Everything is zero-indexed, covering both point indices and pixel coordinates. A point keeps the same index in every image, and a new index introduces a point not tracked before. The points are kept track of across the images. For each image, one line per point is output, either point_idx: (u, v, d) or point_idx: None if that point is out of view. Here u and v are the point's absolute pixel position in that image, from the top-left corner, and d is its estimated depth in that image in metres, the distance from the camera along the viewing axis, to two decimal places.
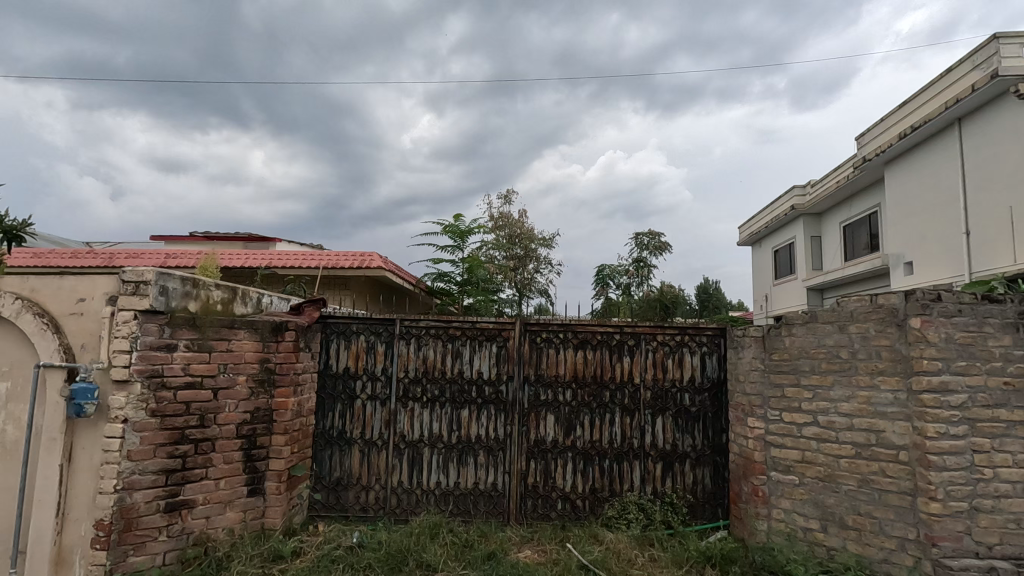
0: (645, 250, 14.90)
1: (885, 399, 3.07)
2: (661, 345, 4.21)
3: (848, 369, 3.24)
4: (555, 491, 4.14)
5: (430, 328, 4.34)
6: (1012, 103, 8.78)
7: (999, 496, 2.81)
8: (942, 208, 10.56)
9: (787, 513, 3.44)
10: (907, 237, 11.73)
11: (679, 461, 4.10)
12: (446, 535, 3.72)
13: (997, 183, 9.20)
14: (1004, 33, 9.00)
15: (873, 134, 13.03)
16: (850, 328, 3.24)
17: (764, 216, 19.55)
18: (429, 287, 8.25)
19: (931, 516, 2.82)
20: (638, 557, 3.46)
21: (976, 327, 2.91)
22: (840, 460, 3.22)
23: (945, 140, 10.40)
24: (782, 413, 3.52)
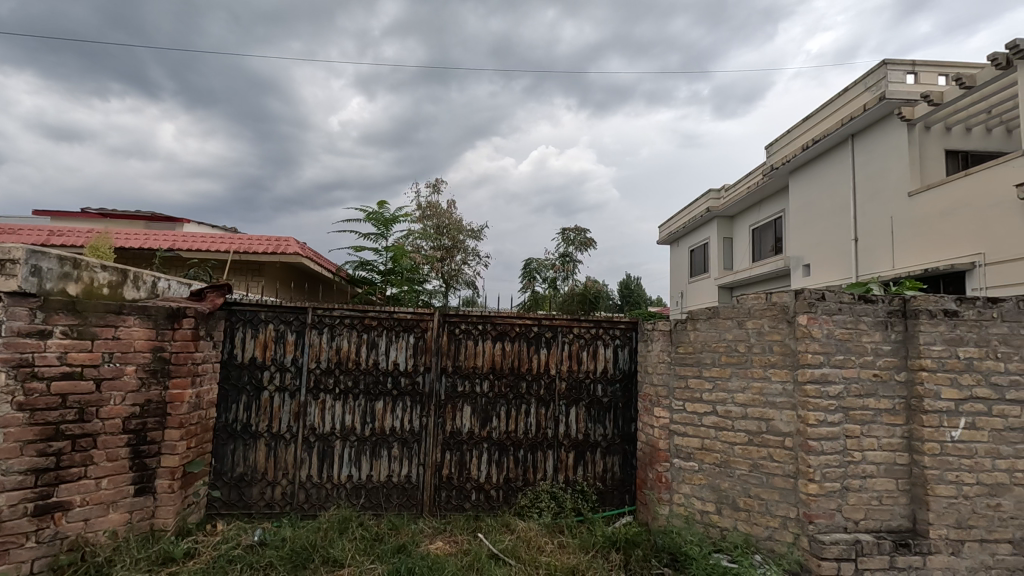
0: (571, 245, 15.21)
1: (775, 390, 3.32)
2: (577, 337, 4.31)
3: (744, 362, 3.46)
4: (469, 482, 4.15)
5: (344, 317, 4.21)
6: (895, 124, 9.78)
7: (867, 476, 3.14)
8: (836, 216, 11.57)
9: (686, 497, 3.64)
10: (806, 241, 12.74)
11: (591, 450, 4.23)
12: (356, 529, 3.64)
13: (881, 196, 10.20)
14: (891, 60, 10.01)
15: (781, 144, 14.02)
16: (747, 324, 3.47)
17: (682, 216, 20.58)
18: (350, 276, 7.98)
19: (809, 496, 3.09)
20: (547, 544, 3.54)
21: (853, 325, 3.21)
22: (734, 447, 3.45)
23: (839, 154, 11.40)
24: (685, 403, 3.71)
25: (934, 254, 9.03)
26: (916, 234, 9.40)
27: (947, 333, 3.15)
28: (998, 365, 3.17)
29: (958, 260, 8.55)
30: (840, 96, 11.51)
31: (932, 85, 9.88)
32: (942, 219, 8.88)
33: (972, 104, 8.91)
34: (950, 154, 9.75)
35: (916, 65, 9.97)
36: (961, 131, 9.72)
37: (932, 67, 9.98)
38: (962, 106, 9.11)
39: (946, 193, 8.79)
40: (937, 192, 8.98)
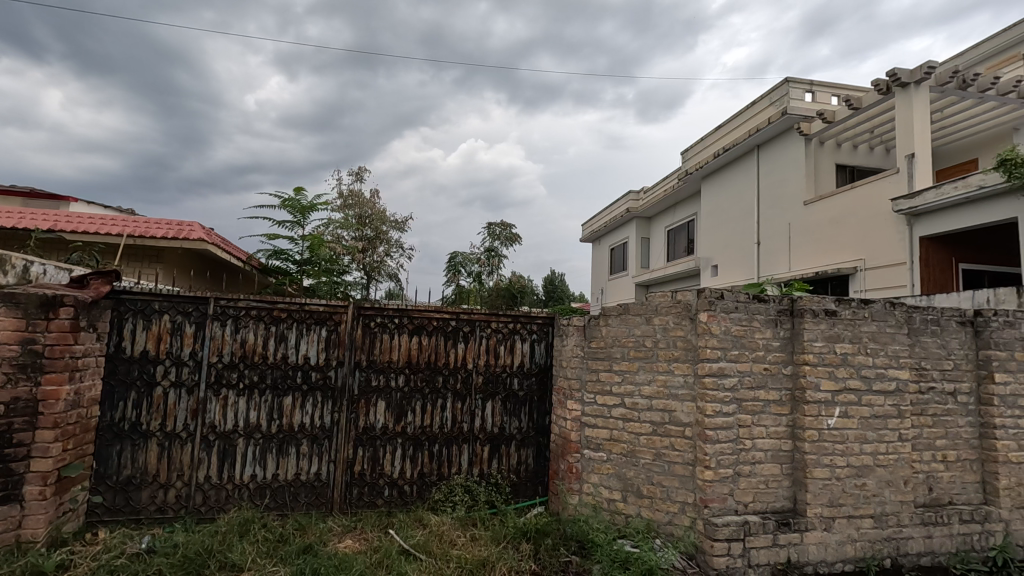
0: (496, 240, 15.27)
1: (677, 382, 3.52)
2: (494, 332, 4.34)
3: (651, 356, 3.64)
4: (382, 477, 4.07)
5: (251, 308, 3.97)
6: (795, 137, 10.62)
7: (756, 462, 3.40)
8: (742, 220, 12.39)
9: (594, 487, 3.77)
10: (715, 243, 13.56)
11: (505, 443, 4.28)
12: (258, 531, 3.46)
13: (781, 204, 11.02)
14: (793, 78, 10.86)
15: (696, 150, 14.81)
16: (654, 320, 3.65)
17: (605, 215, 21.26)
18: (262, 265, 7.56)
19: (705, 481, 3.30)
20: (459, 537, 3.54)
21: (747, 322, 3.46)
22: (640, 437, 3.62)
23: (746, 162, 12.21)
24: (596, 396, 3.84)
25: (825, 258, 9.89)
26: (810, 240, 10.28)
27: (826, 331, 3.49)
28: (867, 359, 3.56)
29: (843, 264, 9.45)
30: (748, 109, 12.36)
31: (826, 104, 10.84)
32: (831, 227, 9.77)
33: (859, 124, 9.86)
34: (840, 168, 10.73)
35: (813, 85, 10.88)
36: (850, 148, 10.73)
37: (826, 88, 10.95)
38: (851, 125, 10.04)
39: (836, 203, 9.68)
40: (828, 202, 9.86)
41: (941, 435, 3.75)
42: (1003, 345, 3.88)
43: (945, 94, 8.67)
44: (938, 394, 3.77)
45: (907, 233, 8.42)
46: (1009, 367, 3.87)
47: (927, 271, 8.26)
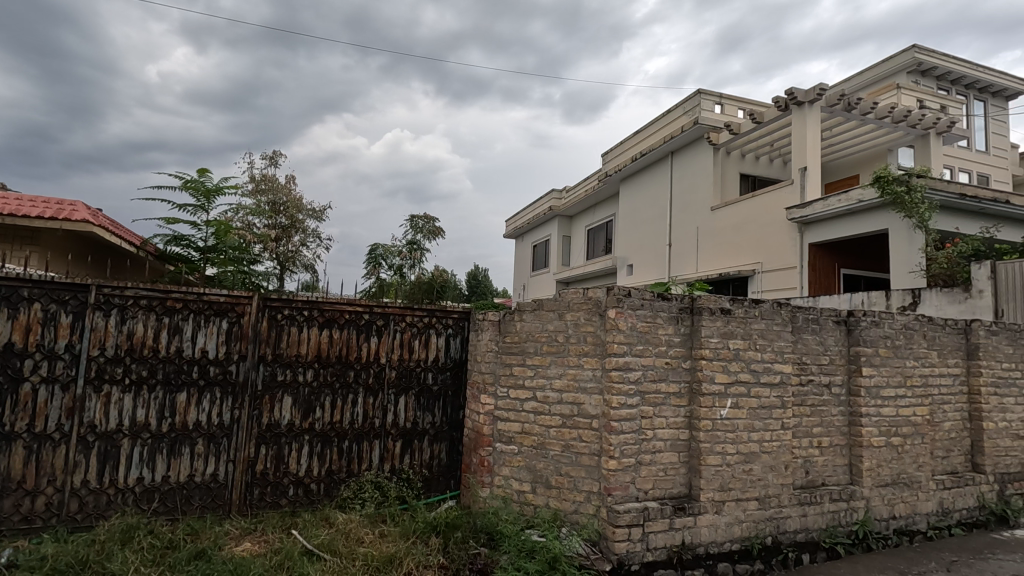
0: (419, 233, 15.03)
1: (586, 376, 3.65)
2: (409, 326, 4.28)
3: (562, 351, 3.74)
4: (287, 476, 3.90)
5: (140, 298, 3.66)
6: (704, 146, 11.29)
7: (656, 451, 3.60)
8: (656, 223, 13.01)
9: (505, 479, 3.84)
10: (631, 243, 14.15)
11: (418, 438, 4.24)
12: (143, 538, 3.21)
13: (691, 208, 11.68)
14: (705, 90, 11.53)
15: (616, 153, 15.34)
16: (566, 316, 3.75)
17: (528, 213, 21.55)
18: (159, 252, 6.98)
19: (609, 471, 3.45)
20: (367, 535, 3.47)
21: (651, 318, 3.64)
22: (550, 429, 3.72)
23: (661, 167, 12.84)
24: (509, 390, 3.90)
25: (728, 261, 10.61)
26: (715, 243, 11.00)
27: (721, 328, 3.77)
28: (757, 354, 3.87)
29: (743, 267, 10.20)
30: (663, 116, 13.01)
31: (733, 116, 11.60)
32: (734, 231, 10.50)
33: (761, 137, 10.66)
34: (743, 177, 11.55)
35: (722, 98, 11.62)
36: (752, 159, 11.56)
37: (733, 101, 11.76)
38: (754, 137, 10.82)
39: (738, 210, 10.41)
40: (732, 208, 10.60)
41: (817, 423, 4.16)
42: (870, 342, 4.36)
43: (833, 115, 9.59)
44: (816, 386, 4.17)
45: (798, 240, 9.23)
46: (874, 362, 4.35)
47: (814, 275, 9.10)
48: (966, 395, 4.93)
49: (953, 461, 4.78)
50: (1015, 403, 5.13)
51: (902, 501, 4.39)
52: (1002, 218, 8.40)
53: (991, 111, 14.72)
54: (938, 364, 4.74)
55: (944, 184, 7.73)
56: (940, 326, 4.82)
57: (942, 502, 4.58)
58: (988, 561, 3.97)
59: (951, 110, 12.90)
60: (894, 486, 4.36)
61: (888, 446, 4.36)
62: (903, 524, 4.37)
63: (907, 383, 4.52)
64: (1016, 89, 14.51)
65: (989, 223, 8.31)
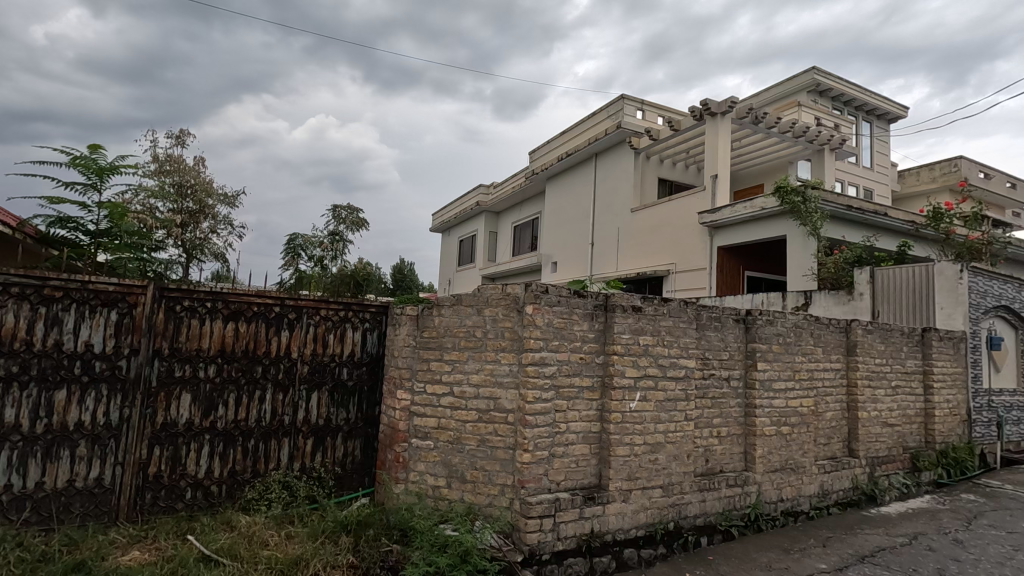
0: (341, 224, 14.52)
1: (503, 370, 3.69)
2: (323, 319, 4.13)
3: (480, 346, 3.76)
4: (184, 478, 3.65)
5: (11, 285, 3.29)
6: (626, 150, 11.74)
7: (568, 444, 3.71)
8: (579, 222, 13.37)
9: (420, 475, 3.81)
10: (556, 241, 14.46)
11: (331, 435, 4.11)
12: (10, 552, 2.89)
13: (613, 209, 12.11)
14: (627, 95, 11.99)
15: (543, 152, 15.59)
16: (485, 311, 3.77)
17: (456, 207, 21.43)
18: (41, 234, 6.26)
19: (523, 463, 3.51)
20: (273, 537, 3.32)
21: (567, 314, 3.74)
22: (466, 424, 3.73)
23: (585, 168, 13.21)
24: (426, 384, 3.86)
25: (646, 261, 11.13)
26: (634, 243, 11.48)
27: (633, 324, 3.94)
28: (664, 350, 4.09)
29: (659, 267, 10.75)
30: (588, 118, 13.39)
31: (652, 123, 12.14)
32: (651, 233, 11.02)
33: (677, 144, 11.23)
34: (661, 181, 12.12)
35: (643, 105, 12.15)
36: (669, 164, 12.16)
37: (654, 108, 12.32)
38: (671, 144, 11.38)
39: (656, 213, 10.94)
40: (650, 211, 11.09)
41: (717, 414, 4.45)
42: (765, 339, 4.72)
43: (742, 127, 10.27)
44: (717, 379, 4.47)
45: (708, 243, 9.82)
46: (768, 357, 4.72)
47: (721, 276, 9.71)
48: (845, 387, 5.46)
49: (833, 447, 5.28)
50: (885, 394, 5.75)
51: (790, 485, 4.79)
52: (881, 228, 9.33)
53: (876, 132, 16.34)
54: (822, 359, 5.22)
55: (834, 196, 8.49)
56: (825, 324, 5.31)
57: (823, 485, 5.05)
58: (858, 536, 4.44)
59: (842, 129, 14.21)
60: (782, 471, 4.76)
61: (778, 434, 4.75)
62: (790, 506, 4.78)
63: (796, 377, 4.94)
64: (896, 114, 16.22)
65: (871, 233, 9.23)
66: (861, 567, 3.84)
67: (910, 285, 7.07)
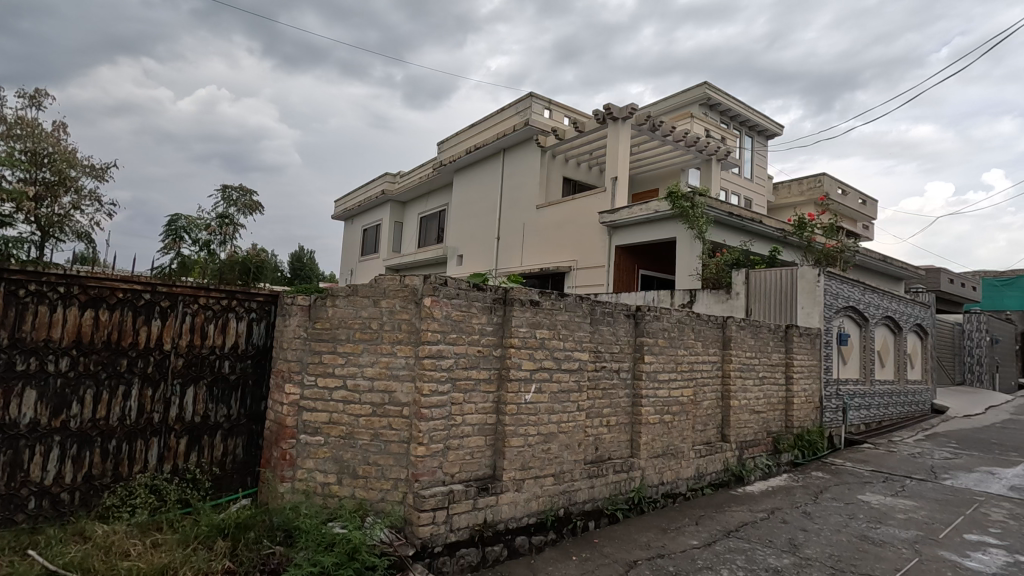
0: (232, 206, 13.45)
1: (399, 363, 3.63)
2: (202, 308, 3.82)
3: (375, 338, 3.66)
4: (27, 486, 3.21)
5: None
6: (533, 147, 11.97)
7: (464, 436, 3.73)
8: (486, 216, 13.44)
9: (308, 473, 3.64)
10: (461, 234, 14.43)
11: (209, 433, 3.81)
12: None
13: (519, 205, 12.31)
14: (536, 94, 12.23)
15: (452, 143, 15.47)
16: (381, 303, 3.68)
17: (360, 195, 20.67)
18: None
19: (418, 457, 3.48)
20: (136, 546, 3.02)
21: (466, 308, 3.75)
22: (358, 418, 3.62)
23: (493, 163, 13.30)
24: (317, 378, 3.70)
25: (549, 258, 11.46)
26: (538, 240, 11.76)
27: (530, 318, 4.03)
28: (560, 343, 4.22)
29: (561, 264, 11.12)
30: (497, 113, 13.49)
31: (559, 123, 12.47)
32: (555, 230, 11.35)
33: (581, 145, 11.63)
34: (566, 180, 12.50)
35: (550, 105, 12.46)
36: (574, 164, 12.56)
37: (560, 109, 12.68)
38: (576, 144, 11.76)
39: (560, 211, 11.28)
40: (554, 208, 11.41)
41: (607, 404, 4.69)
42: (652, 333, 5.04)
43: (640, 133, 10.84)
44: (607, 371, 4.70)
45: (607, 242, 10.28)
46: (654, 350, 5.05)
47: (617, 274, 10.22)
48: (721, 377, 5.96)
49: (708, 433, 5.76)
50: (753, 383, 6.36)
51: (669, 469, 5.16)
52: (755, 234, 10.26)
53: (756, 146, 17.97)
54: (701, 352, 5.66)
55: (718, 204, 9.22)
56: (704, 320, 5.76)
57: (698, 467, 5.48)
58: (726, 513, 4.88)
59: (728, 142, 15.46)
60: (664, 456, 5.11)
61: (661, 422, 5.10)
62: (669, 488, 5.15)
63: (678, 368, 5.32)
64: (773, 131, 17.92)
65: (748, 238, 10.14)
66: (726, 540, 4.23)
67: (778, 287, 7.86)
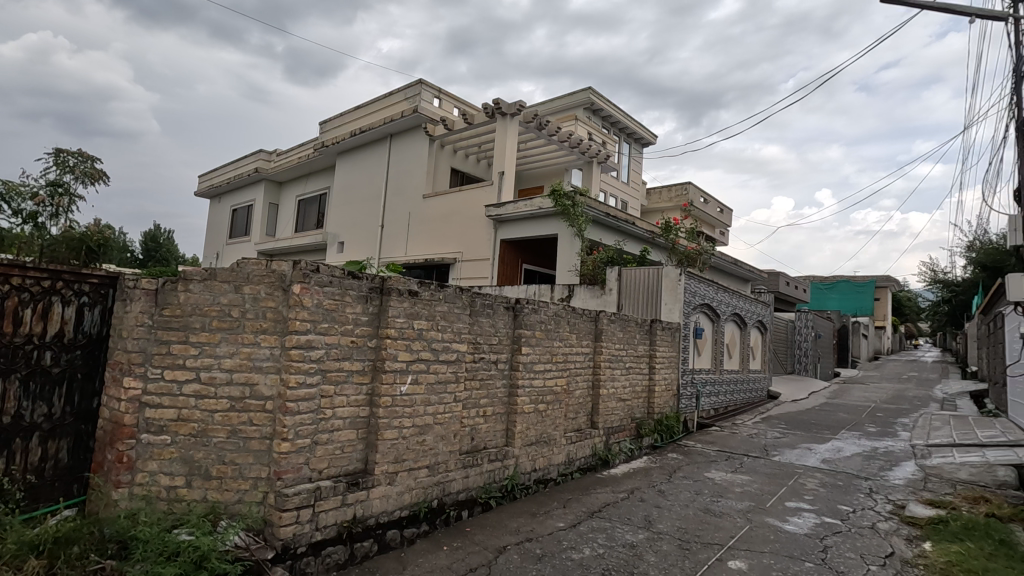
0: (68, 173, 11.60)
1: (262, 354, 3.38)
2: (16, 290, 3.25)
3: (235, 327, 3.37)
4: None
5: None
6: (421, 135, 11.75)
7: (333, 430, 3.57)
8: (369, 202, 12.97)
9: (151, 476, 3.25)
10: (342, 220, 13.80)
11: (22, 436, 3.25)
12: None
13: (404, 193, 12.03)
14: (425, 81, 12.01)
15: (335, 124, 14.70)
16: (244, 289, 3.39)
17: (229, 171, 18.92)
18: None
19: (281, 454, 3.27)
20: None
21: (339, 296, 3.58)
22: (214, 415, 3.31)
23: (379, 148, 12.85)
24: (164, 371, 3.31)
25: (434, 249, 11.36)
26: (423, 230, 11.60)
27: (408, 308, 3.96)
28: (437, 334, 4.20)
29: (446, 255, 11.09)
30: (385, 97, 13.06)
31: (448, 113, 12.37)
32: (441, 221, 11.28)
33: (469, 137, 11.63)
34: (453, 171, 12.44)
35: (440, 94, 12.31)
36: (462, 156, 12.55)
37: (450, 99, 12.57)
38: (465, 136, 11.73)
39: (446, 201, 11.21)
40: (440, 199, 11.32)
41: (484, 395, 4.75)
42: (529, 325, 5.19)
43: (527, 130, 11.08)
44: (485, 362, 4.76)
45: (492, 235, 10.42)
46: (531, 342, 5.20)
47: (501, 267, 10.41)
48: (592, 368, 6.31)
49: (579, 420, 6.08)
50: (621, 373, 6.82)
51: (542, 456, 5.36)
52: (627, 234, 10.95)
53: (633, 152, 19.22)
54: (575, 344, 5.95)
55: (596, 204, 9.72)
56: (579, 313, 6.05)
57: (569, 454, 5.76)
58: (591, 495, 5.19)
59: (608, 146, 16.36)
60: (537, 444, 5.30)
61: (535, 411, 5.28)
62: (541, 474, 5.35)
63: (553, 359, 5.54)
64: (648, 140, 19.28)
65: (622, 238, 10.82)
66: (590, 521, 4.49)
67: (646, 284, 8.49)
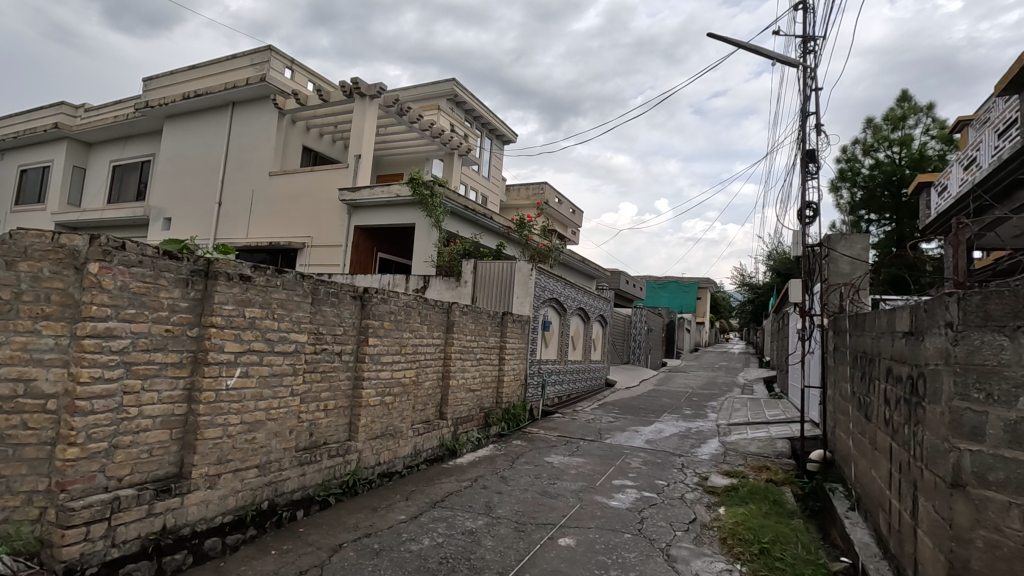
0: None
1: (43, 345, 2.82)
2: None
3: (5, 312, 2.75)
4: None
5: None
6: (269, 107, 10.78)
7: (139, 431, 3.12)
8: (204, 175, 11.59)
9: None
10: (169, 193, 12.13)
11: None
12: None
13: (247, 168, 10.95)
14: (275, 49, 11.05)
15: (163, 83, 12.86)
16: (18, 266, 2.77)
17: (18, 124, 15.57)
18: None
19: (65, 462, 2.77)
20: None
21: (151, 278, 3.14)
22: None
23: (218, 116, 11.52)
24: None
25: (281, 232, 10.53)
26: (269, 210, 10.68)
27: (238, 295, 3.60)
28: (273, 324, 3.88)
29: (294, 239, 10.34)
30: (227, 61, 11.74)
31: (300, 86, 11.51)
32: (290, 202, 10.49)
33: (324, 115, 10.94)
34: (305, 150, 11.61)
35: (291, 65, 11.42)
36: (315, 134, 11.76)
37: (303, 72, 11.72)
38: (319, 113, 11.01)
39: (297, 182, 10.45)
40: (289, 178, 10.51)
41: (325, 387, 4.51)
42: (377, 316, 5.03)
43: (387, 115, 10.72)
44: (328, 353, 4.52)
45: (346, 221, 9.95)
46: (379, 333, 5.05)
47: (354, 255, 9.96)
48: (442, 359, 6.33)
49: (427, 412, 6.05)
50: (471, 364, 6.93)
51: (387, 449, 5.24)
52: (484, 228, 11.13)
53: (494, 149, 19.62)
54: (426, 335, 5.90)
55: (454, 196, 9.69)
56: (430, 305, 6.01)
57: (415, 446, 5.70)
58: (435, 486, 5.21)
59: (469, 140, 16.49)
60: (381, 437, 5.17)
61: (381, 404, 5.14)
62: (385, 468, 5.23)
63: (401, 351, 5.43)
64: (509, 138, 19.83)
65: (478, 231, 10.99)
66: (431, 511, 4.50)
67: (500, 277, 8.71)
